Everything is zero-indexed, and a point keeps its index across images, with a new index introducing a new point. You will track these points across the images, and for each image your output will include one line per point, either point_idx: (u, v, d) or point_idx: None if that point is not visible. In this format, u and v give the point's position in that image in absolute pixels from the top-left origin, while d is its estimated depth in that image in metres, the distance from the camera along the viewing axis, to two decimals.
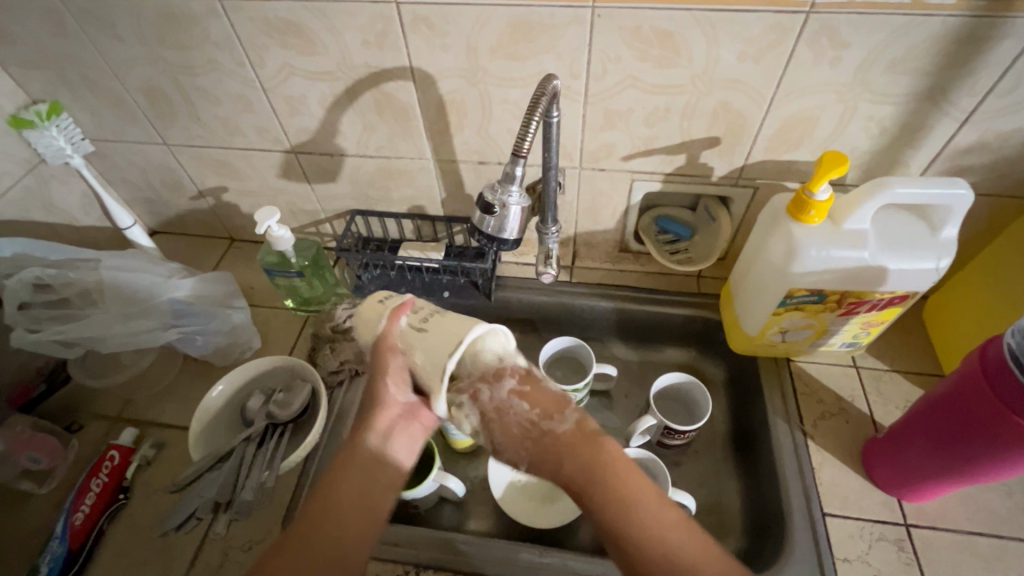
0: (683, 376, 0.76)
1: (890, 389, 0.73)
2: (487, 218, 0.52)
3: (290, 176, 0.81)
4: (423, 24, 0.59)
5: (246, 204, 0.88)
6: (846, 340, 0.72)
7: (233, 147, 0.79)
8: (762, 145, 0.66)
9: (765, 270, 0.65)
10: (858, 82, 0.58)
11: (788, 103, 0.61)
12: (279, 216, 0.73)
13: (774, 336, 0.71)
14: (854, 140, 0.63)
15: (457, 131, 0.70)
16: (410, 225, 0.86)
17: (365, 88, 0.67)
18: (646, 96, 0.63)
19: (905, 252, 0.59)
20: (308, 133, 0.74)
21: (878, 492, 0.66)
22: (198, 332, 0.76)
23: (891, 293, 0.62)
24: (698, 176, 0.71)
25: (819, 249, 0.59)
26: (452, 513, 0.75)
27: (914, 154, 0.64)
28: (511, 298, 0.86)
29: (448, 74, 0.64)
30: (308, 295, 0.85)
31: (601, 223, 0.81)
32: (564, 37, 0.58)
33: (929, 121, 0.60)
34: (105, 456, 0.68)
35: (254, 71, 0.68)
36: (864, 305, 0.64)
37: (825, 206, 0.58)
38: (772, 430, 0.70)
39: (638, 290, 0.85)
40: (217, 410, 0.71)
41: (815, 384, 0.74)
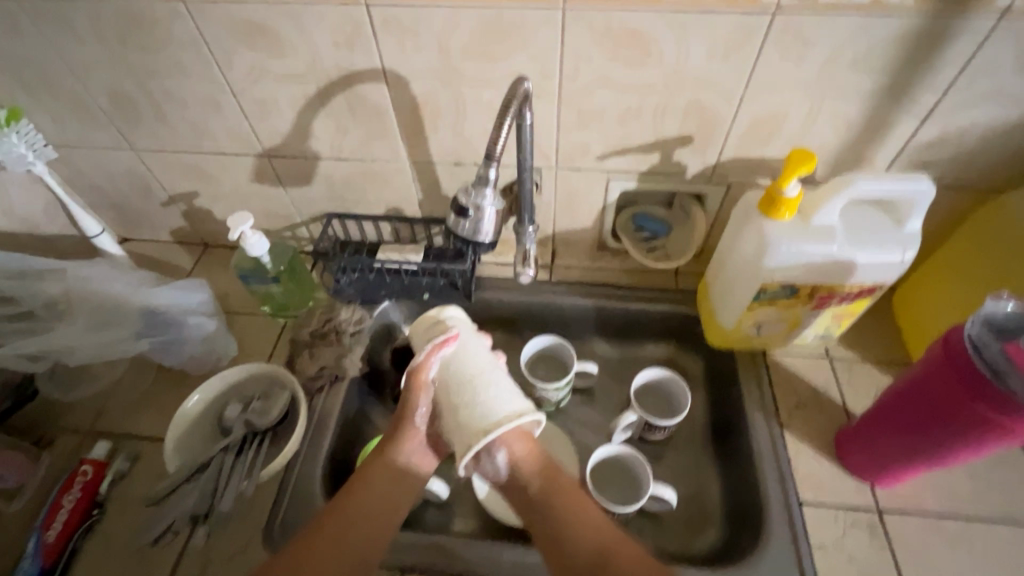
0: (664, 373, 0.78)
1: (861, 378, 0.75)
2: (461, 220, 0.51)
3: (263, 180, 0.80)
4: (393, 25, 0.59)
5: (219, 209, 0.87)
6: (819, 332, 0.74)
7: (203, 151, 0.77)
8: (734, 142, 0.67)
9: (738, 266, 0.67)
10: (824, 80, 0.59)
11: (757, 101, 0.62)
12: (254, 221, 0.72)
13: (750, 329, 0.72)
14: (822, 137, 0.65)
15: (432, 132, 0.70)
16: (387, 228, 0.86)
17: (337, 90, 0.66)
18: (618, 96, 0.63)
19: (872, 245, 0.60)
20: (280, 135, 0.73)
21: (852, 479, 0.67)
22: (169, 341, 0.74)
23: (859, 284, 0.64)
24: (672, 174, 0.72)
25: (789, 244, 0.60)
26: (437, 515, 0.75)
27: (879, 149, 0.65)
28: (492, 298, 0.86)
29: (421, 75, 0.63)
30: (285, 300, 0.83)
31: (578, 221, 0.82)
32: (536, 37, 0.58)
33: (892, 118, 0.62)
34: (77, 471, 0.66)
35: (222, 74, 0.66)
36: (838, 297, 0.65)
37: (794, 202, 0.59)
38: (749, 421, 0.71)
39: (616, 289, 0.85)
40: (193, 419, 0.70)
41: (789, 374, 0.76)
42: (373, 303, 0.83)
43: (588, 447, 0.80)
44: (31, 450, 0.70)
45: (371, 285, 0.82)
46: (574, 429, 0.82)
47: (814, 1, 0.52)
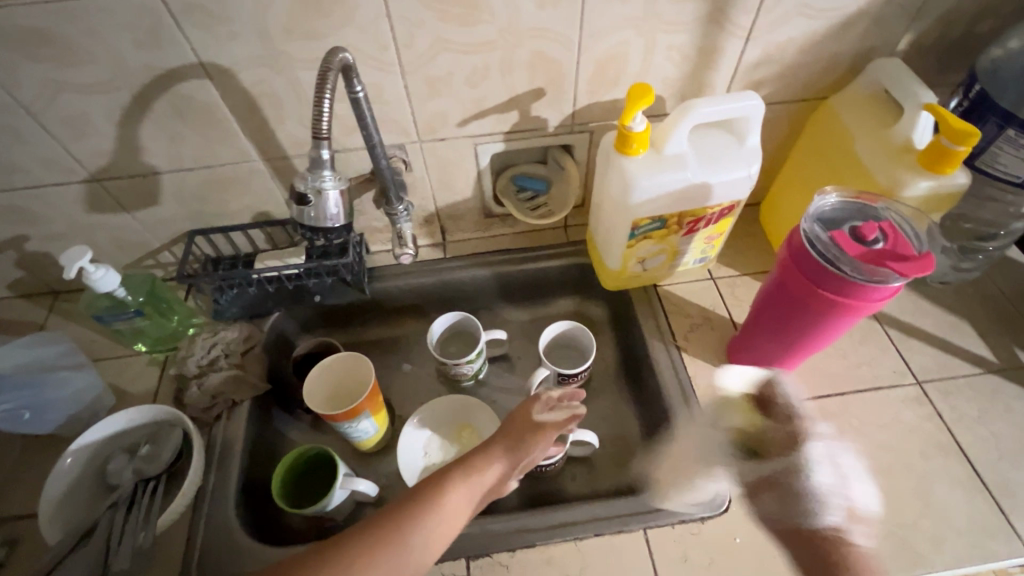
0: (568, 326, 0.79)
1: (742, 291, 0.81)
2: (306, 209, 0.48)
3: (101, 208, 0.72)
4: (198, 12, 0.53)
5: (58, 249, 0.77)
6: (697, 256, 0.78)
7: (17, 187, 0.67)
8: (585, 89, 0.68)
9: (610, 207, 0.69)
10: (650, 15, 0.61)
11: (595, 44, 0.63)
12: (93, 254, 0.64)
13: (635, 266, 0.76)
14: (663, 71, 0.68)
15: (277, 124, 0.65)
16: (260, 235, 0.80)
17: (156, 94, 0.60)
18: (461, 57, 0.62)
19: (720, 165, 0.64)
20: (105, 155, 0.65)
21: None
22: (24, 408, 0.66)
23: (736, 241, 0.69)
24: (536, 129, 0.72)
25: (647, 178, 0.63)
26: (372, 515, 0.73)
27: (715, 75, 0.69)
28: (388, 287, 0.83)
29: (246, 64, 0.59)
30: (159, 333, 0.77)
31: (458, 193, 0.81)
32: (359, 6, 0.55)
33: (719, 43, 0.65)
34: None
35: (10, 94, 0.58)
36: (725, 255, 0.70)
37: (644, 136, 0.61)
38: (651, 352, 0.75)
39: (511, 252, 0.85)
40: (69, 484, 0.62)
41: (681, 301, 0.80)
42: (263, 316, 0.78)
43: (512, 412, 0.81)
44: None
45: (258, 299, 0.79)
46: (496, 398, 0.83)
47: None
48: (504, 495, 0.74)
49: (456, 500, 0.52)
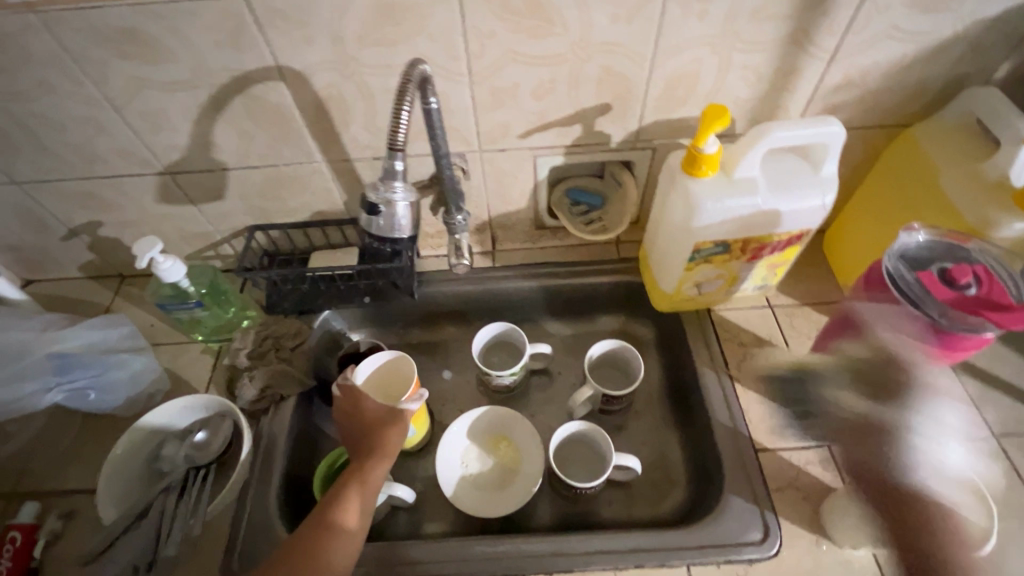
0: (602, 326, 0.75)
1: (802, 321, 0.78)
2: (375, 219, 0.48)
3: (170, 200, 0.74)
4: (278, 16, 0.54)
5: (128, 236, 0.80)
6: (757, 284, 0.75)
7: (96, 176, 0.70)
8: (651, 106, 0.66)
9: (671, 228, 0.66)
10: (729, 34, 0.59)
11: (667, 61, 0.61)
12: (162, 245, 0.66)
13: (691, 290, 0.73)
14: (736, 91, 0.65)
15: (343, 128, 0.66)
16: (316, 233, 0.82)
17: (231, 94, 0.62)
18: (529, 70, 0.61)
19: (793, 192, 0.61)
20: (178, 149, 0.68)
21: (803, 421, 0.70)
22: (88, 387, 0.68)
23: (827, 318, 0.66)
24: (597, 144, 0.71)
25: (715, 201, 0.61)
26: (406, 521, 0.73)
27: (791, 97, 0.66)
28: (436, 292, 0.83)
29: (319, 69, 0.59)
30: (215, 325, 0.79)
31: (512, 204, 0.80)
32: (433, 16, 0.55)
33: (798, 64, 0.62)
34: (4, 539, 0.61)
35: (98, 89, 0.60)
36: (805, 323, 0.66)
37: (714, 158, 0.59)
38: (702, 379, 0.72)
39: (561, 265, 0.84)
40: (125, 465, 0.65)
41: (735, 328, 0.77)
42: (313, 313, 0.80)
43: (552, 428, 0.80)
44: None
45: (306, 296, 0.79)
46: (536, 412, 0.81)
47: None
48: (539, 513, 0.72)
49: (377, 469, 0.58)
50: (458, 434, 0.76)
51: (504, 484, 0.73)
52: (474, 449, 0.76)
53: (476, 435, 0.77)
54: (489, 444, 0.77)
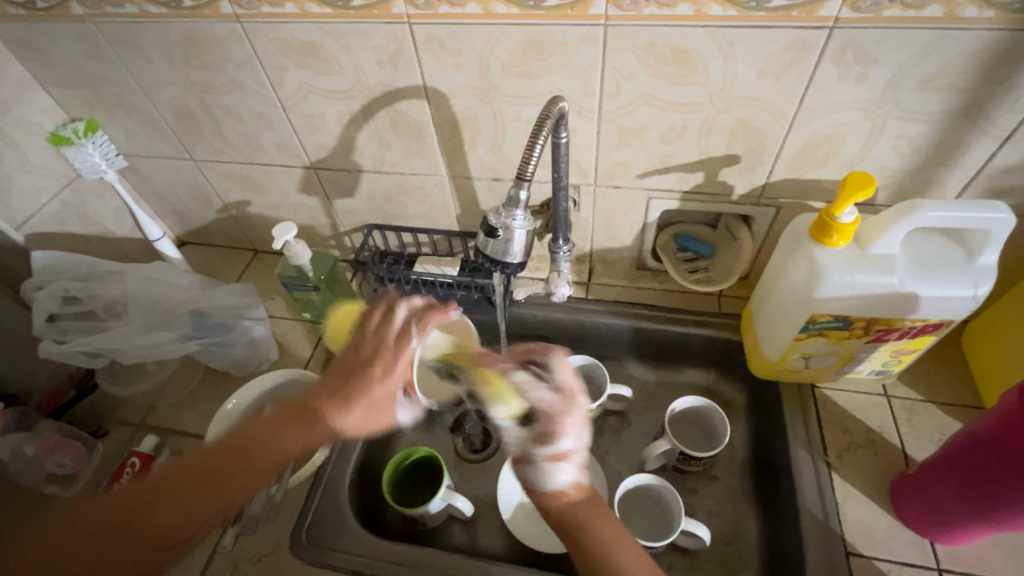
0: (511, 426, 0.48)
1: (923, 421, 0.69)
2: (492, 241, 0.52)
3: (309, 191, 0.83)
4: (435, 43, 0.59)
5: (269, 218, 0.90)
6: (875, 368, 0.68)
7: (255, 162, 0.80)
8: (785, 164, 0.63)
9: (785, 294, 0.63)
10: (888, 100, 0.55)
11: (812, 120, 0.58)
12: (297, 231, 0.73)
13: (797, 361, 0.68)
14: (884, 159, 0.60)
15: (470, 148, 0.70)
16: (426, 239, 0.86)
17: (380, 106, 0.68)
18: (661, 114, 0.61)
19: (936, 277, 0.56)
20: (326, 149, 0.75)
21: (907, 532, 0.62)
22: (215, 345, 0.77)
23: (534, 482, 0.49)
24: (718, 194, 0.69)
25: (842, 274, 0.56)
26: (461, 532, 0.74)
27: (949, 173, 0.60)
28: (526, 315, 0.84)
29: (461, 92, 0.64)
30: (325, 308, 0.86)
31: (617, 240, 0.79)
32: (577, 55, 0.57)
33: (965, 139, 0.57)
34: (127, 462, 0.70)
35: (274, 90, 0.69)
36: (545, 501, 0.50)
37: (850, 229, 0.55)
38: (794, 460, 0.67)
39: (656, 309, 0.82)
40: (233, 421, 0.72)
41: (840, 412, 0.70)
42: None
43: (620, 474, 0.77)
44: (88, 440, 0.74)
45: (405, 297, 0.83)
46: (605, 453, 0.79)
47: (877, 15, 0.49)
48: None
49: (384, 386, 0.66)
50: None
51: None
52: None
53: None
54: None
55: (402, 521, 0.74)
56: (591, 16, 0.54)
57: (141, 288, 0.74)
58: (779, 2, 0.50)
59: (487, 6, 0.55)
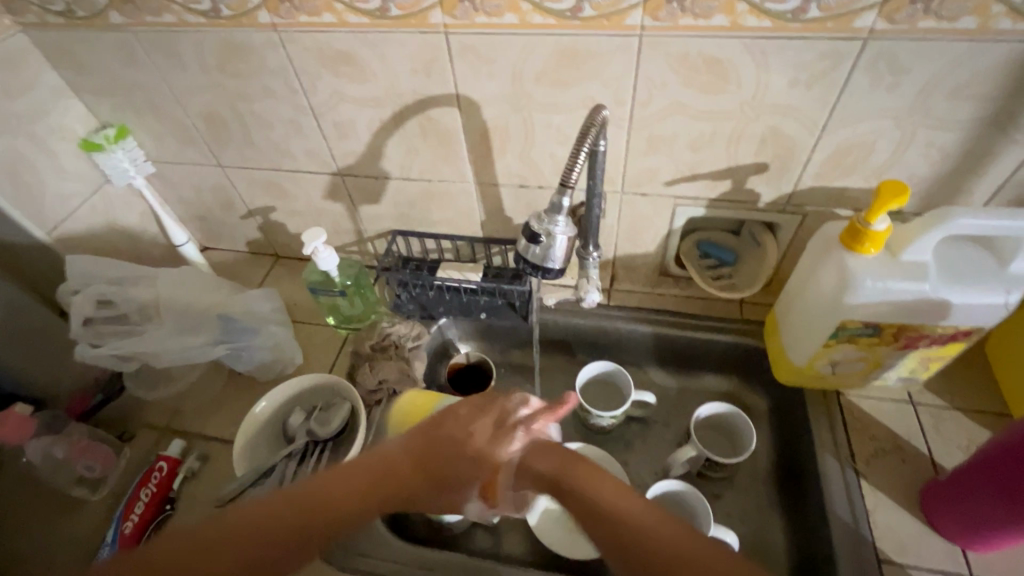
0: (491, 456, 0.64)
1: (950, 428, 0.69)
2: (532, 247, 0.52)
3: (335, 197, 0.84)
4: (470, 53, 0.60)
5: (292, 223, 0.91)
6: (903, 375, 0.68)
7: (282, 169, 0.81)
8: (813, 172, 0.64)
9: (815, 301, 0.63)
10: (919, 109, 0.56)
11: (842, 129, 0.59)
12: (326, 237, 0.74)
13: (824, 368, 0.68)
14: (913, 167, 0.61)
15: (499, 155, 0.71)
16: (449, 244, 0.87)
17: (411, 114, 0.69)
18: (692, 122, 0.62)
19: (968, 284, 0.56)
20: (354, 155, 0.76)
21: (939, 539, 0.62)
22: (244, 349, 0.77)
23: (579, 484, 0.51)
24: (744, 202, 0.70)
25: (874, 281, 0.57)
26: (486, 538, 0.74)
27: (978, 181, 0.61)
28: (548, 320, 0.85)
29: (493, 100, 0.65)
30: (349, 313, 0.86)
31: (641, 247, 0.80)
32: (610, 64, 0.58)
33: (995, 149, 0.57)
34: (154, 466, 0.70)
35: (306, 98, 0.70)
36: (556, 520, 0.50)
37: (882, 237, 0.56)
38: (822, 467, 0.67)
39: (680, 315, 0.82)
40: (262, 424, 0.72)
41: (867, 419, 0.71)
42: (432, 318, 0.85)
43: (645, 480, 0.77)
44: (115, 443, 0.75)
45: (430, 302, 0.82)
46: (630, 460, 0.79)
47: (911, 27, 0.50)
48: None
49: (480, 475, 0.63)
50: None
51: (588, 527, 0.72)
52: None
53: None
54: None
55: (427, 527, 0.73)
56: (626, 27, 0.55)
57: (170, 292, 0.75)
58: (815, 13, 0.50)
59: (524, 16, 0.56)
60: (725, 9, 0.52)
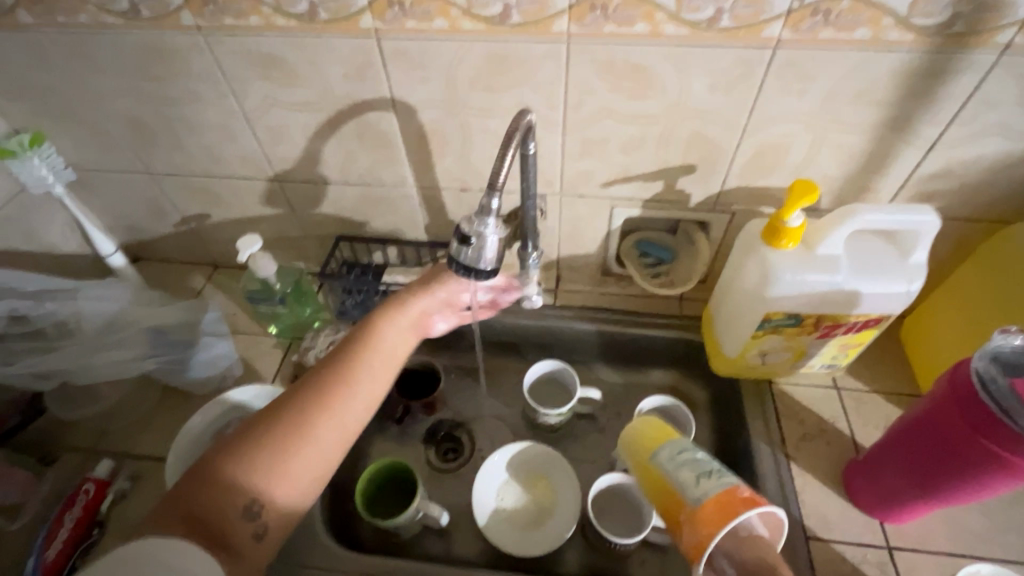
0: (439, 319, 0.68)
1: (869, 410, 0.74)
2: (464, 248, 0.52)
3: (274, 203, 0.82)
4: (402, 57, 0.60)
5: (230, 230, 0.88)
6: (825, 362, 0.73)
7: (216, 175, 0.79)
8: (736, 173, 0.67)
9: (742, 294, 0.66)
10: (826, 113, 0.60)
11: (759, 131, 0.63)
12: (262, 243, 0.72)
13: (754, 358, 0.72)
14: (825, 167, 0.65)
15: (438, 159, 0.71)
16: (394, 250, 0.86)
17: (347, 118, 0.68)
18: (622, 126, 0.64)
19: (875, 274, 0.60)
20: (290, 161, 0.75)
21: (860, 514, 0.66)
22: (176, 362, 0.74)
23: (719, 495, 0.49)
24: (676, 202, 0.73)
25: (792, 274, 0.60)
26: (436, 542, 0.74)
27: (882, 180, 0.65)
28: (495, 321, 0.85)
29: (429, 104, 0.65)
30: (290, 322, 0.84)
31: (583, 247, 0.82)
32: (541, 69, 0.60)
33: (895, 149, 0.62)
34: (79, 490, 0.67)
35: (237, 102, 0.68)
36: (682, 532, 0.51)
37: (797, 232, 0.59)
38: (755, 452, 0.70)
39: (622, 312, 0.84)
40: (196, 440, 0.69)
41: (795, 405, 0.75)
42: None
43: (592, 475, 0.79)
44: (35, 468, 0.70)
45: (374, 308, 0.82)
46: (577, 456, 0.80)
47: (814, 37, 0.53)
48: (567, 560, 0.71)
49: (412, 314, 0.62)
50: (497, 466, 0.76)
51: (536, 524, 0.73)
52: (511, 484, 0.76)
53: (515, 470, 0.77)
54: (526, 482, 0.76)
55: (375, 533, 0.74)
56: (554, 33, 0.56)
57: (94, 305, 0.72)
58: (727, 23, 0.53)
59: (453, 22, 0.57)
60: (644, 18, 0.54)
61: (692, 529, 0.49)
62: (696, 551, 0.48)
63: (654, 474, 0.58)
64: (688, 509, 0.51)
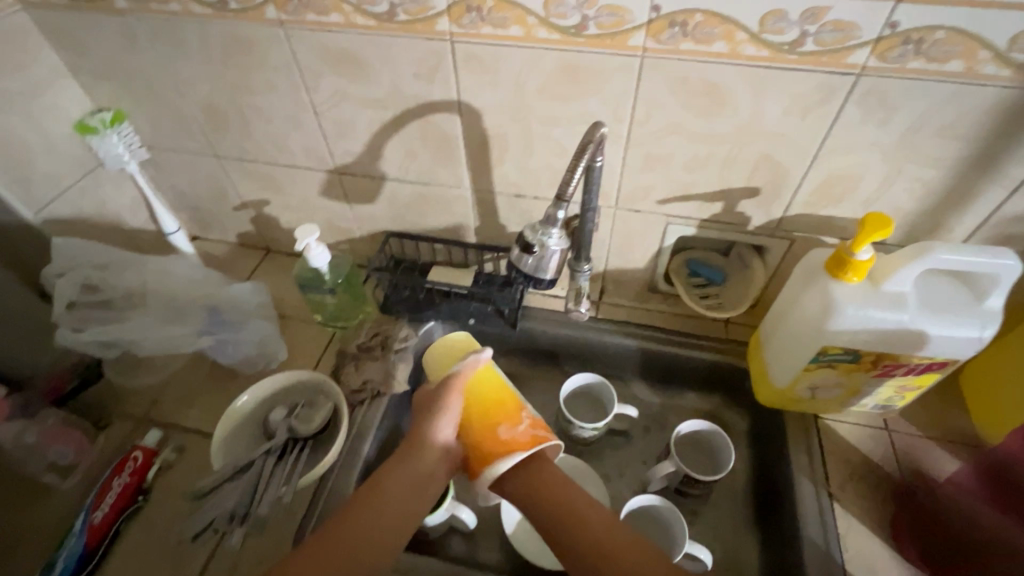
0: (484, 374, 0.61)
1: (921, 456, 0.71)
2: (526, 257, 0.54)
3: (331, 195, 0.84)
4: (474, 61, 0.61)
5: (286, 218, 0.91)
6: (879, 403, 0.70)
7: (279, 163, 0.81)
8: (801, 200, 0.66)
9: (798, 324, 0.64)
10: (905, 145, 0.57)
11: (831, 159, 0.61)
12: (318, 234, 0.73)
13: (804, 391, 0.69)
14: (897, 201, 0.63)
15: (497, 163, 0.72)
16: (441, 249, 0.87)
17: (412, 118, 0.69)
18: (687, 144, 0.63)
19: (945, 317, 0.58)
20: (352, 155, 0.76)
21: (905, 564, 0.63)
22: (228, 341, 0.77)
23: (544, 417, 0.61)
24: (734, 224, 0.71)
25: (856, 308, 0.58)
26: (461, 544, 0.74)
27: (958, 218, 0.63)
28: (536, 329, 0.85)
29: (494, 109, 0.65)
30: (337, 311, 0.86)
31: (632, 262, 0.81)
32: (611, 82, 0.59)
33: (976, 188, 0.59)
34: (129, 455, 0.69)
35: (308, 95, 0.70)
36: (513, 425, 0.58)
37: (865, 266, 0.57)
38: (796, 487, 0.68)
39: (664, 331, 0.83)
40: (242, 419, 0.71)
41: (842, 444, 0.72)
42: (420, 322, 0.81)
43: (622, 493, 0.77)
44: (89, 430, 0.73)
45: (417, 305, 0.84)
46: (609, 472, 0.79)
47: (902, 66, 0.51)
48: None
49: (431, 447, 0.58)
50: None
51: None
52: None
53: None
54: None
55: None
56: (629, 47, 0.56)
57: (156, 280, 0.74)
58: (810, 46, 0.52)
59: (529, 29, 0.57)
60: (724, 37, 0.53)
61: (532, 426, 0.58)
62: (530, 443, 0.56)
63: (489, 384, 0.61)
64: (529, 412, 0.60)
